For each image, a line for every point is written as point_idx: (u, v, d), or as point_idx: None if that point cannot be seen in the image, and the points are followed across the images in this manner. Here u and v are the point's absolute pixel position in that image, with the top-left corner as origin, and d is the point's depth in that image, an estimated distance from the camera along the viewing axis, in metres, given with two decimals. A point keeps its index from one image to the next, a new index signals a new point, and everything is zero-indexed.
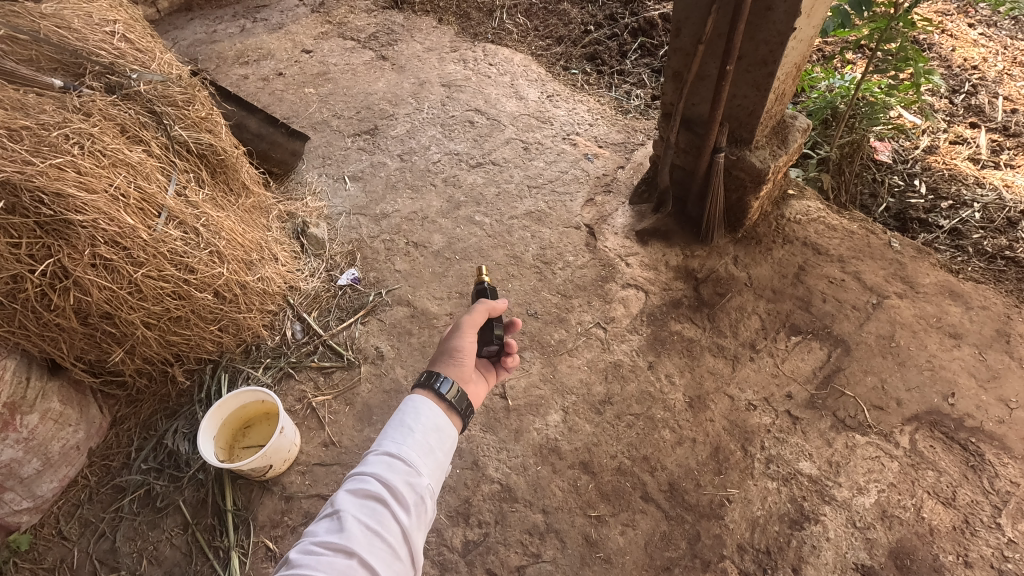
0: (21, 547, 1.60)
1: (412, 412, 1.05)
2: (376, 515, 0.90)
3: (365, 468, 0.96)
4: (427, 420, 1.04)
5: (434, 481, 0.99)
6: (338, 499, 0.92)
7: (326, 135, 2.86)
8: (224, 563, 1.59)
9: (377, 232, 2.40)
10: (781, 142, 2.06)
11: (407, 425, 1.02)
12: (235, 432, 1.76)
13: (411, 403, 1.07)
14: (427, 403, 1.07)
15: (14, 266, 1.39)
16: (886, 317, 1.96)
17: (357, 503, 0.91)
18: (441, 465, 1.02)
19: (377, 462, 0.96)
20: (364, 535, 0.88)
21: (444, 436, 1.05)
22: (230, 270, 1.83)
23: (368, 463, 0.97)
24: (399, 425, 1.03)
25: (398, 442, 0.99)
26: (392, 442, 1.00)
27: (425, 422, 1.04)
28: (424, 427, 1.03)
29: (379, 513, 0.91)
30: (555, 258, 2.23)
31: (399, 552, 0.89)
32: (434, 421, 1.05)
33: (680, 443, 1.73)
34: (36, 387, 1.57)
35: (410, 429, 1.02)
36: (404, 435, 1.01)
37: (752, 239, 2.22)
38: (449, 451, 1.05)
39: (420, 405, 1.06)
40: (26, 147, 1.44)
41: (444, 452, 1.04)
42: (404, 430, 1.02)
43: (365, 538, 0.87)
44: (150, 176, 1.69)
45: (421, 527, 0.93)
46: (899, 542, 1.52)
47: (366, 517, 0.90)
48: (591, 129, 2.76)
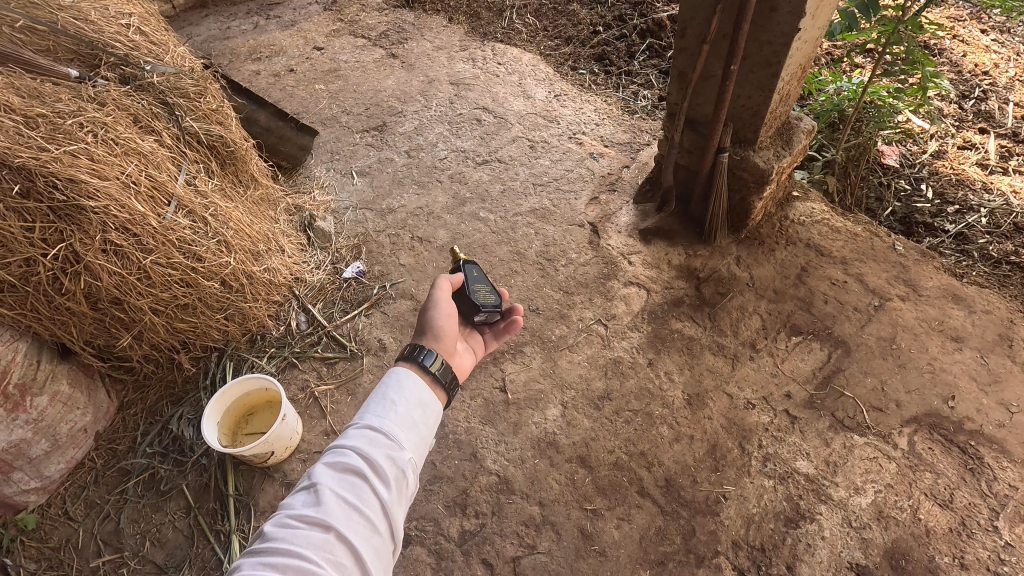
0: (27, 526, 1.64)
1: (395, 385, 1.07)
2: (355, 488, 0.92)
3: (345, 442, 0.97)
4: (410, 394, 1.06)
5: (415, 456, 1.01)
6: (316, 473, 0.93)
7: (335, 131, 2.90)
8: (224, 547, 1.61)
9: (382, 227, 2.43)
10: (785, 143, 2.07)
11: (389, 399, 1.04)
12: (238, 419, 1.79)
13: (393, 377, 1.09)
14: (411, 376, 1.09)
15: (27, 249, 1.42)
16: (888, 319, 1.96)
17: (336, 477, 0.93)
18: (423, 439, 1.04)
19: (357, 436, 0.98)
20: (342, 510, 0.89)
21: (427, 411, 1.07)
22: (237, 260, 1.86)
23: (349, 437, 0.98)
24: (381, 399, 1.05)
25: (380, 417, 1.01)
26: (373, 416, 1.01)
27: (408, 396, 1.06)
28: (406, 401, 1.05)
29: (358, 487, 0.92)
30: (558, 255, 2.25)
31: (378, 527, 0.90)
32: (418, 395, 1.07)
33: (677, 439, 1.74)
34: (46, 370, 1.60)
35: (392, 403, 1.04)
36: (386, 408, 1.03)
37: (755, 240, 2.22)
38: (431, 426, 1.07)
39: (403, 378, 1.09)
40: (41, 133, 1.48)
41: (426, 427, 1.06)
42: (386, 404, 1.04)
43: (343, 512, 0.89)
44: (161, 166, 1.73)
45: (400, 502, 0.94)
46: (895, 542, 1.52)
47: (344, 491, 0.91)
48: (597, 128, 2.78)
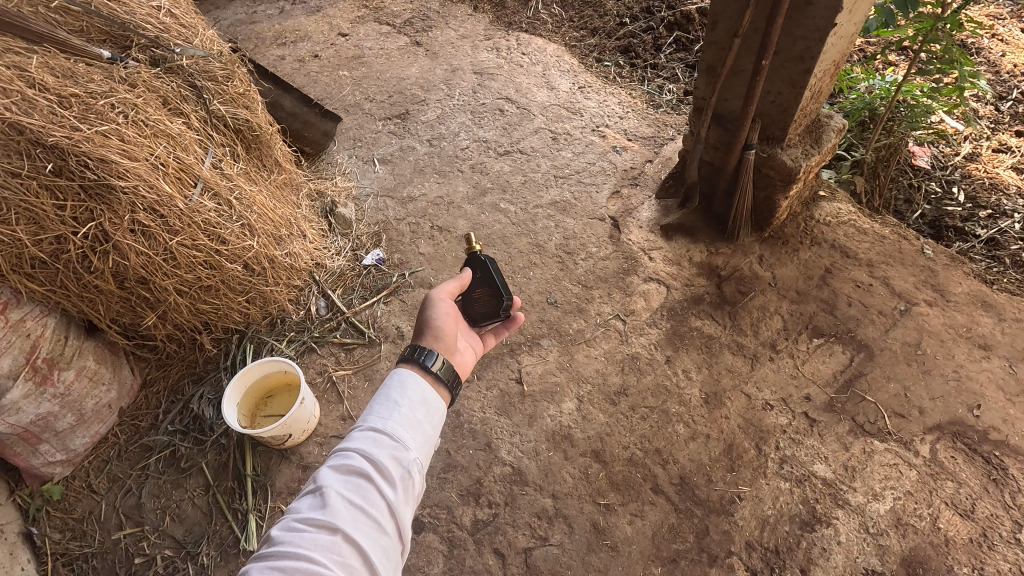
0: (53, 496, 1.68)
1: (398, 386, 1.07)
2: (360, 490, 0.92)
3: (350, 444, 0.97)
4: (413, 394, 1.06)
5: (422, 455, 1.01)
6: (321, 476, 0.94)
7: (358, 118, 2.90)
8: (242, 525, 1.65)
9: (403, 215, 2.43)
10: (814, 141, 2.03)
11: (393, 400, 1.05)
12: (258, 400, 1.82)
13: (396, 377, 1.09)
14: (413, 376, 1.09)
15: (59, 227, 1.45)
16: (914, 324, 1.92)
17: (341, 479, 0.93)
18: (429, 438, 1.04)
19: (362, 439, 0.98)
20: (349, 512, 0.89)
21: (431, 409, 1.07)
22: (260, 243, 1.88)
23: (354, 439, 0.99)
24: (385, 400, 1.05)
25: (384, 418, 1.01)
26: (377, 418, 1.01)
27: (412, 396, 1.06)
28: (410, 401, 1.05)
29: (364, 488, 0.92)
30: (578, 249, 2.24)
31: (385, 528, 0.91)
32: (422, 394, 1.07)
33: (693, 438, 1.73)
34: (73, 345, 1.62)
35: (396, 403, 1.04)
36: (390, 409, 1.03)
37: (778, 239, 2.19)
38: (437, 425, 1.07)
39: (406, 378, 1.09)
40: (74, 113, 1.49)
41: (432, 425, 1.06)
42: (390, 404, 1.04)
43: (349, 514, 0.89)
44: (189, 148, 1.75)
45: (407, 502, 0.95)
46: (913, 550, 1.50)
47: (350, 493, 0.91)
48: (620, 121, 2.74)
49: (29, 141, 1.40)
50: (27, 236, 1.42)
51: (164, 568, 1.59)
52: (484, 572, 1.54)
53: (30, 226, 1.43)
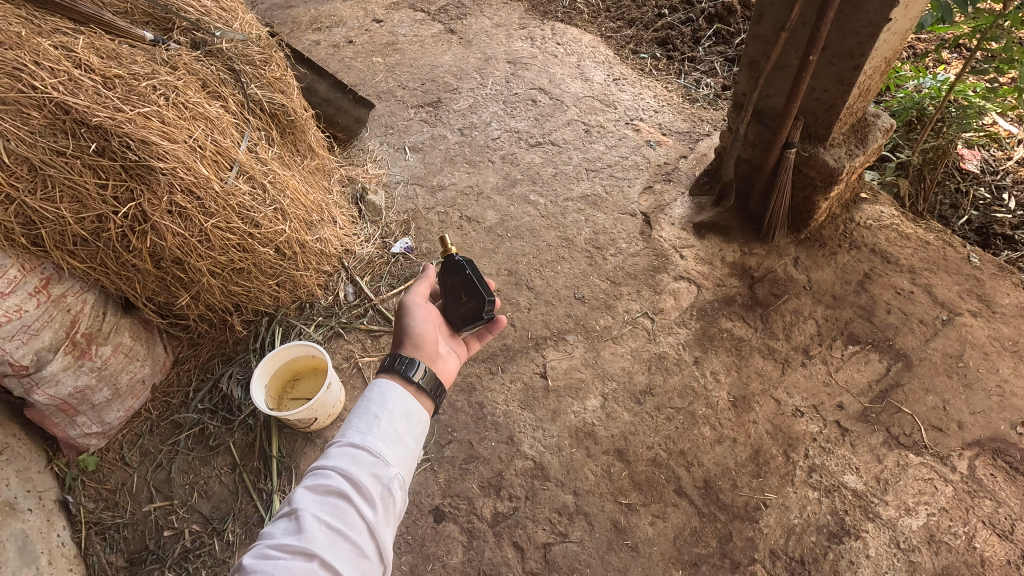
0: (88, 467, 1.74)
1: (378, 398, 1.06)
2: (338, 512, 0.90)
3: (327, 462, 0.96)
4: (394, 406, 1.05)
5: (403, 470, 1.00)
6: (295, 498, 0.92)
7: (390, 105, 2.90)
8: (267, 505, 1.68)
9: (432, 204, 2.43)
10: (859, 140, 1.96)
11: (372, 413, 1.03)
12: (285, 383, 1.84)
13: (374, 389, 1.08)
14: (394, 388, 1.08)
15: (100, 206, 1.48)
16: (956, 335, 1.85)
17: (318, 500, 0.91)
18: (411, 451, 1.03)
19: (339, 456, 0.96)
20: (326, 536, 0.87)
21: (412, 421, 1.06)
22: (292, 228, 1.90)
23: (331, 456, 0.97)
24: (364, 413, 1.04)
25: (363, 432, 1.00)
26: (356, 433, 1.00)
27: (392, 408, 1.05)
28: (391, 414, 1.04)
29: (341, 509, 0.90)
30: (607, 244, 2.21)
31: (364, 550, 0.89)
32: (403, 406, 1.06)
33: (719, 441, 1.70)
34: (111, 321, 1.66)
35: (376, 417, 1.03)
36: (369, 423, 1.01)
37: (815, 241, 2.12)
38: (418, 437, 1.06)
39: (387, 390, 1.07)
40: (118, 94, 1.51)
41: (413, 438, 1.05)
42: (369, 418, 1.02)
43: (326, 539, 0.87)
44: (226, 131, 1.76)
45: (387, 521, 0.93)
46: (945, 569, 1.45)
47: (327, 516, 0.89)
48: (655, 115, 2.69)
49: (74, 121, 1.43)
50: (70, 214, 1.45)
51: (192, 542, 1.64)
52: (503, 564, 1.54)
53: (73, 204, 1.45)
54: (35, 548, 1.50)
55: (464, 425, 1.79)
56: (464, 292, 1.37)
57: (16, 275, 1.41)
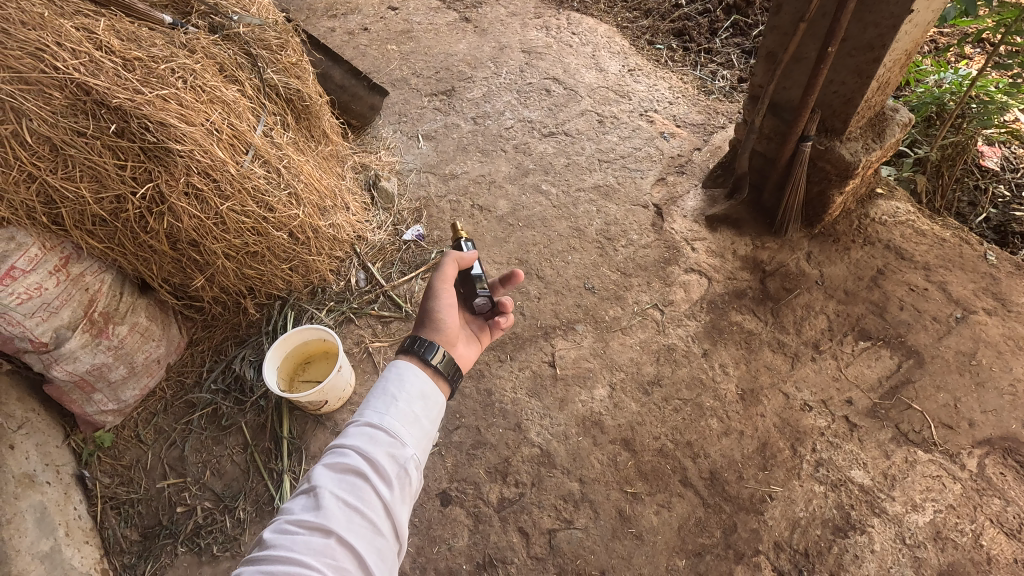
0: (104, 443, 1.78)
1: (396, 379, 1.07)
2: (355, 489, 0.92)
3: (345, 441, 0.97)
4: (411, 387, 1.07)
5: (419, 451, 1.01)
6: (314, 475, 0.94)
7: (404, 93, 2.90)
8: (277, 484, 1.71)
9: (444, 192, 2.44)
10: (876, 135, 1.93)
11: (390, 393, 1.04)
12: (296, 365, 1.87)
13: (392, 369, 1.10)
14: (411, 369, 1.09)
15: (118, 187, 1.50)
16: (970, 333, 1.83)
17: (336, 478, 0.93)
18: (427, 433, 1.05)
19: (357, 435, 0.98)
20: (343, 513, 0.89)
21: (429, 403, 1.07)
22: (306, 213, 1.92)
23: (350, 436, 0.98)
24: (382, 394, 1.05)
25: (380, 413, 1.01)
26: (373, 413, 1.01)
27: (410, 389, 1.06)
28: (408, 395, 1.05)
29: (358, 487, 0.92)
30: (618, 235, 2.20)
31: (380, 528, 0.90)
32: (419, 387, 1.07)
33: (726, 433, 1.70)
34: (127, 301, 1.69)
35: (393, 398, 1.04)
36: (387, 404, 1.03)
37: (829, 236, 2.10)
38: (434, 419, 1.07)
39: (404, 371, 1.09)
40: (137, 77, 1.53)
41: (429, 419, 1.06)
42: (386, 399, 1.04)
43: (343, 516, 0.89)
44: (242, 115, 1.78)
45: (403, 500, 0.95)
46: (951, 565, 1.45)
47: (344, 493, 0.91)
48: (670, 107, 2.67)
49: (94, 102, 1.44)
50: (90, 194, 1.47)
51: (203, 518, 1.67)
52: (508, 549, 1.56)
53: (92, 184, 1.48)
54: (53, 519, 1.55)
55: (472, 411, 1.80)
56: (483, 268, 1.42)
57: (37, 253, 1.44)
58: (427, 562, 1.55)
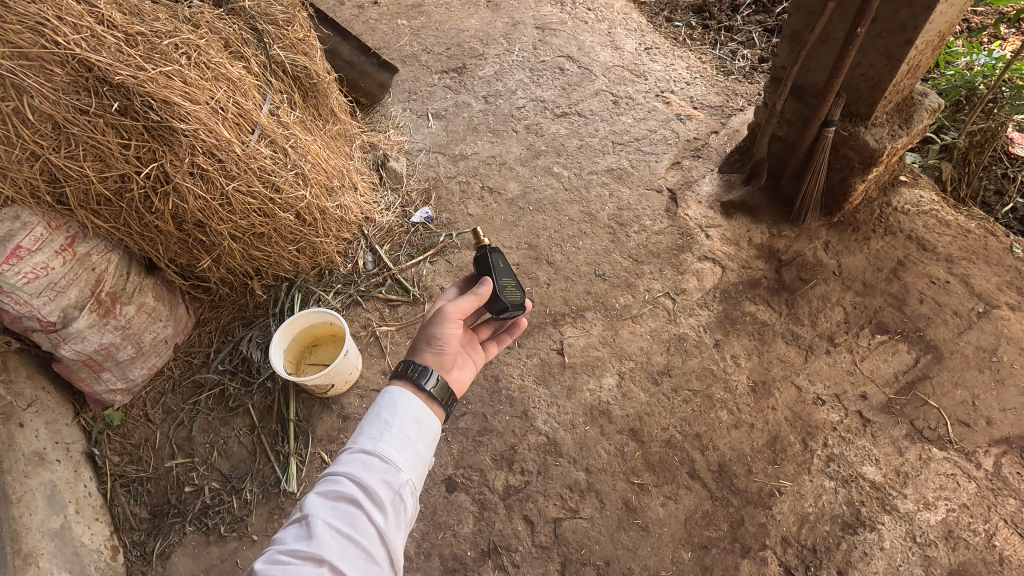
0: (113, 422, 1.78)
1: (389, 405, 1.06)
2: (349, 517, 0.91)
3: (339, 469, 0.96)
4: (405, 413, 1.05)
5: (413, 477, 1.00)
6: (307, 504, 0.92)
7: (414, 70, 2.84)
8: (283, 467, 1.72)
9: (454, 173, 2.39)
10: (903, 120, 1.85)
11: (384, 419, 1.03)
12: (303, 348, 1.86)
13: (385, 395, 1.08)
14: (405, 394, 1.08)
15: (122, 166, 1.47)
16: (991, 328, 1.78)
17: (329, 506, 0.92)
18: (421, 458, 1.03)
19: (351, 462, 0.97)
20: (336, 541, 0.88)
21: (424, 428, 1.06)
22: (313, 194, 1.89)
23: (344, 462, 0.97)
24: (376, 420, 1.04)
25: (374, 439, 1.00)
26: (367, 439, 1.00)
27: (404, 415, 1.05)
28: (403, 421, 1.04)
29: (352, 515, 0.91)
30: (631, 221, 2.15)
31: (375, 555, 0.89)
32: (414, 412, 1.06)
33: (736, 426, 1.68)
34: (134, 282, 1.68)
35: (387, 423, 1.03)
36: (380, 430, 1.02)
37: (848, 225, 2.04)
38: (429, 444, 1.06)
39: (398, 397, 1.07)
40: (140, 52, 1.48)
41: (424, 444, 1.05)
42: (380, 425, 1.03)
43: (337, 544, 0.88)
44: (248, 93, 1.74)
45: (398, 527, 0.93)
46: (962, 565, 1.43)
47: (338, 521, 0.90)
48: (687, 88, 2.59)
49: (97, 78, 1.40)
50: (93, 172, 1.45)
51: (211, 498, 1.69)
52: (513, 536, 1.56)
53: (96, 163, 1.45)
54: (63, 497, 1.57)
55: (479, 398, 1.79)
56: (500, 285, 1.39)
57: (42, 233, 1.43)
58: (432, 547, 1.56)
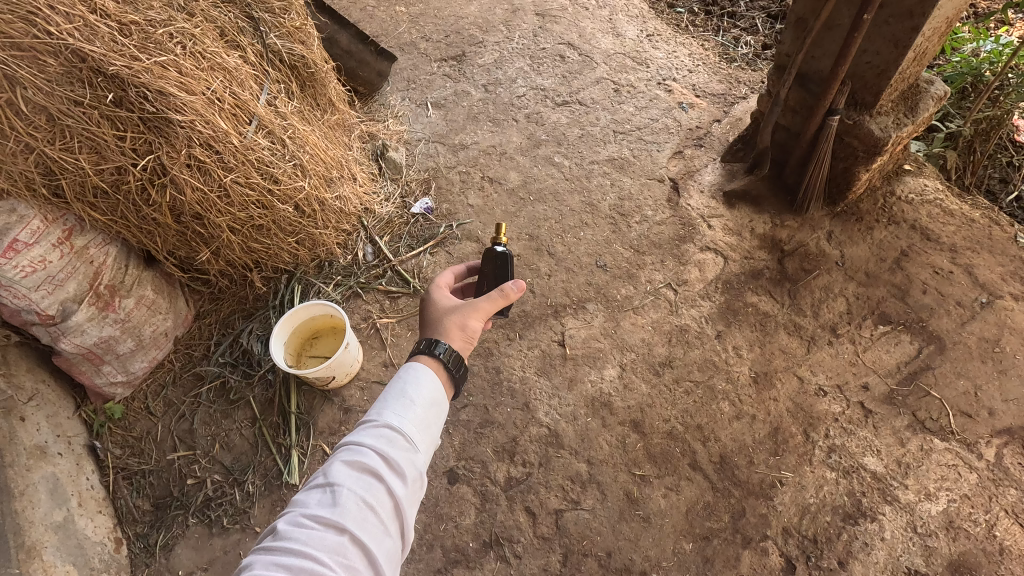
0: (115, 415, 1.78)
1: (415, 384, 1.05)
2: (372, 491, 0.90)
3: (364, 440, 0.95)
4: (428, 395, 1.04)
5: (429, 458, 1.00)
6: (328, 470, 0.92)
7: (413, 58, 2.80)
8: (285, 459, 1.72)
9: (453, 163, 2.37)
10: (909, 109, 1.83)
11: (406, 394, 1.03)
12: (304, 340, 1.85)
13: (406, 370, 1.08)
14: (429, 376, 1.06)
15: (119, 158, 1.46)
16: (995, 318, 1.77)
17: (353, 476, 0.91)
18: (436, 441, 1.03)
19: (376, 436, 0.96)
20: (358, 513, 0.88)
21: (441, 412, 1.06)
22: (312, 185, 1.88)
23: (369, 434, 0.96)
24: (401, 396, 1.02)
25: (400, 416, 0.99)
26: (393, 415, 0.99)
27: (425, 393, 1.04)
28: (424, 399, 1.04)
29: (374, 489, 0.91)
30: (632, 211, 2.14)
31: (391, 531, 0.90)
32: (435, 396, 1.05)
33: (738, 417, 1.68)
34: (133, 275, 1.67)
35: (411, 403, 1.02)
36: (405, 408, 1.01)
37: (851, 215, 2.02)
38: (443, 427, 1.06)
39: (423, 377, 1.06)
40: (135, 42, 1.44)
41: (440, 427, 1.05)
42: (406, 402, 1.01)
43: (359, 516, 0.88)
44: (245, 84, 1.72)
45: (413, 505, 0.94)
46: (962, 555, 1.44)
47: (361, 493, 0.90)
48: (689, 75, 2.56)
49: (90, 69, 1.38)
50: (89, 165, 1.43)
51: (213, 491, 1.69)
52: (515, 528, 1.57)
53: (92, 155, 1.44)
54: (66, 490, 1.57)
55: (480, 390, 1.78)
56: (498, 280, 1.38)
57: (39, 225, 1.42)
58: (434, 539, 1.56)
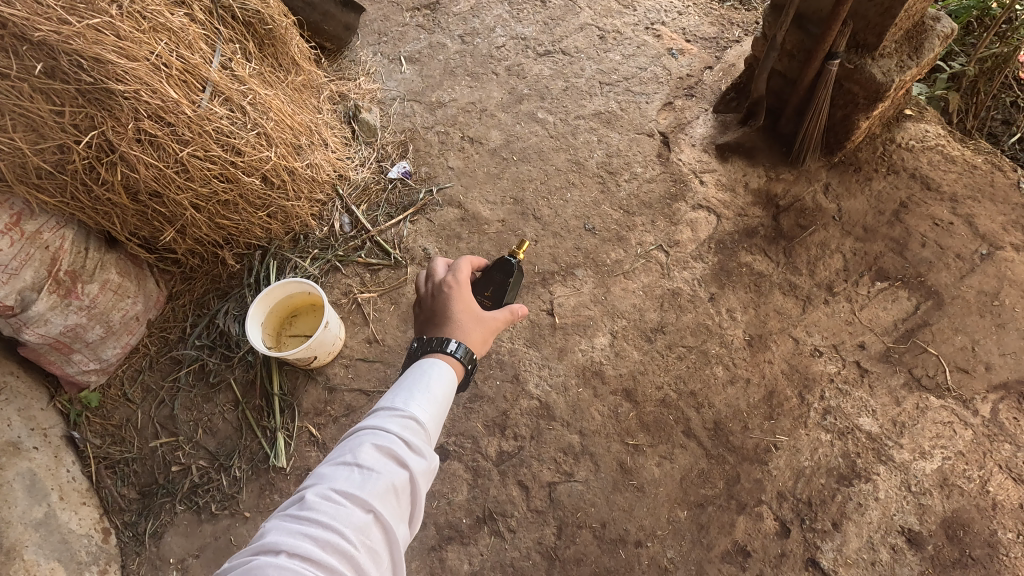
0: (91, 403, 1.72)
1: (437, 380, 1.03)
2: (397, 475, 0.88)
3: (390, 425, 0.92)
4: (445, 395, 1.03)
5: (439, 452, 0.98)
6: (355, 449, 0.89)
7: (383, 8, 2.60)
8: (271, 442, 1.68)
9: (431, 122, 2.23)
10: (913, 49, 1.71)
11: (429, 389, 1.01)
12: (282, 320, 1.77)
13: (427, 367, 1.05)
14: (449, 377, 1.06)
15: (59, 135, 1.33)
16: (994, 270, 1.72)
17: (381, 458, 0.88)
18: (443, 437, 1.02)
19: (402, 423, 0.94)
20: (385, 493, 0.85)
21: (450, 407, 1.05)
22: (279, 154, 1.75)
23: (394, 420, 0.94)
24: (424, 390, 1.01)
25: (424, 408, 0.97)
26: (417, 406, 0.97)
27: (444, 393, 1.03)
28: (443, 399, 1.03)
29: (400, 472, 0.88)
30: (621, 168, 2.03)
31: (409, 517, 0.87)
32: (450, 395, 1.05)
33: (732, 382, 1.64)
34: (94, 258, 1.57)
35: (432, 397, 1.00)
36: (428, 401, 0.99)
37: (849, 165, 1.93)
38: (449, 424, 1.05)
39: (443, 375, 1.05)
40: (61, 3, 1.29)
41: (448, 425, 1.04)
42: (428, 395, 1.00)
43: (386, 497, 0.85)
44: (194, 46, 1.57)
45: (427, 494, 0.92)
46: (956, 512, 1.44)
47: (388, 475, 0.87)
48: (679, 18, 2.40)
49: (13, 36, 1.23)
50: (27, 145, 1.31)
51: (200, 477, 1.65)
52: (508, 502, 1.55)
53: (28, 134, 1.31)
54: (45, 485, 1.52)
55: None
56: (492, 288, 1.38)
57: None
58: (426, 516, 1.54)
